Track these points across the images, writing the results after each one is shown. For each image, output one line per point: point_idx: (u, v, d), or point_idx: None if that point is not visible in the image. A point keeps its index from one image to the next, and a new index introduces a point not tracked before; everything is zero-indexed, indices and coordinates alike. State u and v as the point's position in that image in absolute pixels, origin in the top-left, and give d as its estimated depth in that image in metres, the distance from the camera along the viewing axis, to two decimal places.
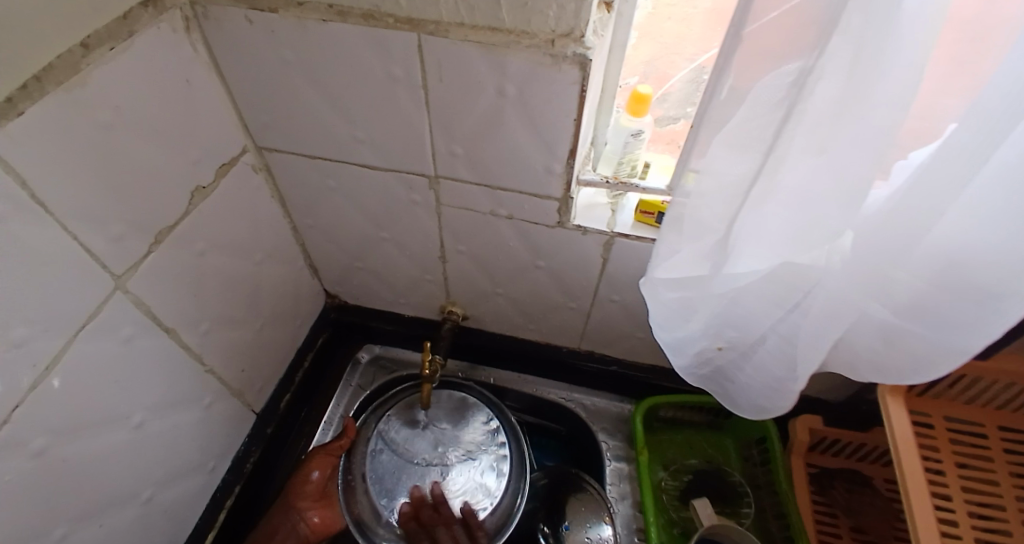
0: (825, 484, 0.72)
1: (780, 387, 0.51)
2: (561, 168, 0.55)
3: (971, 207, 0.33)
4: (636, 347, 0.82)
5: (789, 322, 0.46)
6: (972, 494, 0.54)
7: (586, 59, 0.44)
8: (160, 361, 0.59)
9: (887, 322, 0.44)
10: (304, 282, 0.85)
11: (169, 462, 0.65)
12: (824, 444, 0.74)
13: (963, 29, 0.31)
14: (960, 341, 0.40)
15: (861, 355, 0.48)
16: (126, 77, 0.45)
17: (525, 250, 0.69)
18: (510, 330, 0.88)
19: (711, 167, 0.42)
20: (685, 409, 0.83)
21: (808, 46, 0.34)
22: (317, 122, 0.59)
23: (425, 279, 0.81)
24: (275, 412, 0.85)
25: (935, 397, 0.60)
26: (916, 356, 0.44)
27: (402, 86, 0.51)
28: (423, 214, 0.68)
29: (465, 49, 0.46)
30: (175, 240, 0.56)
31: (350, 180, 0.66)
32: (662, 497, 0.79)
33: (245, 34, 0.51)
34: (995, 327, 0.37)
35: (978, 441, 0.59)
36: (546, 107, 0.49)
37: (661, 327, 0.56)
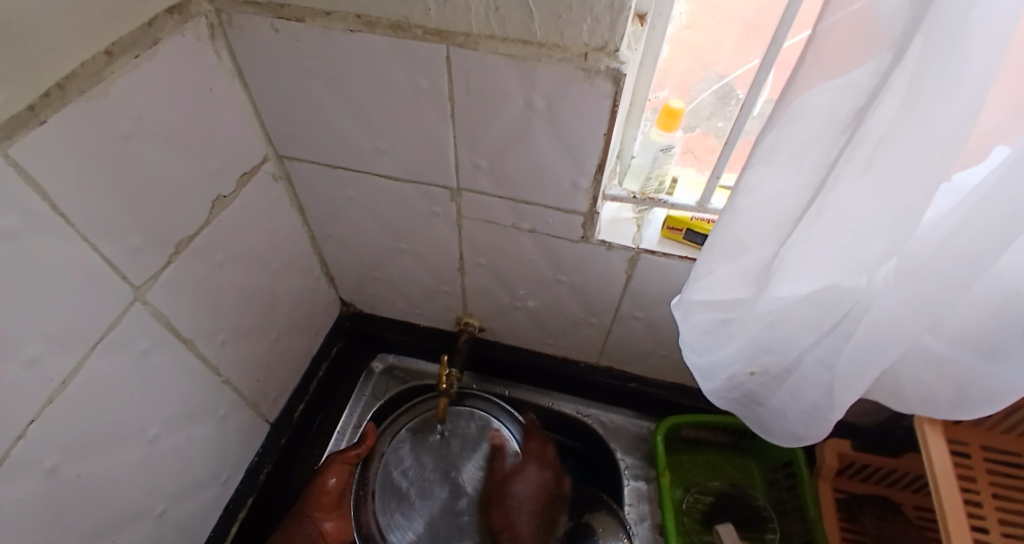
0: (854, 511, 0.69)
1: (815, 414, 0.49)
2: (588, 183, 0.53)
3: None
4: (657, 365, 0.80)
5: (827, 348, 0.44)
6: (1010, 528, 0.51)
7: (620, 73, 0.42)
8: (176, 373, 0.58)
9: (935, 350, 0.42)
10: (320, 291, 0.84)
11: (183, 475, 0.65)
12: (853, 470, 0.71)
13: None
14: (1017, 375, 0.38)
15: (905, 384, 0.46)
16: (149, 86, 0.45)
17: (547, 264, 0.67)
18: (527, 343, 0.86)
19: (749, 183, 0.39)
20: (708, 429, 0.80)
21: (870, 59, 0.29)
22: (339, 132, 0.58)
23: (443, 290, 0.80)
24: (289, 423, 0.84)
25: (974, 425, 0.57)
26: (965, 387, 0.42)
27: (427, 97, 0.50)
28: (444, 226, 0.67)
29: (494, 61, 0.45)
30: (194, 251, 0.56)
31: (370, 191, 0.65)
32: (682, 521, 0.77)
33: (272, 43, 0.51)
34: None
35: (1015, 473, 0.56)
36: (576, 121, 0.47)
37: (692, 349, 0.54)
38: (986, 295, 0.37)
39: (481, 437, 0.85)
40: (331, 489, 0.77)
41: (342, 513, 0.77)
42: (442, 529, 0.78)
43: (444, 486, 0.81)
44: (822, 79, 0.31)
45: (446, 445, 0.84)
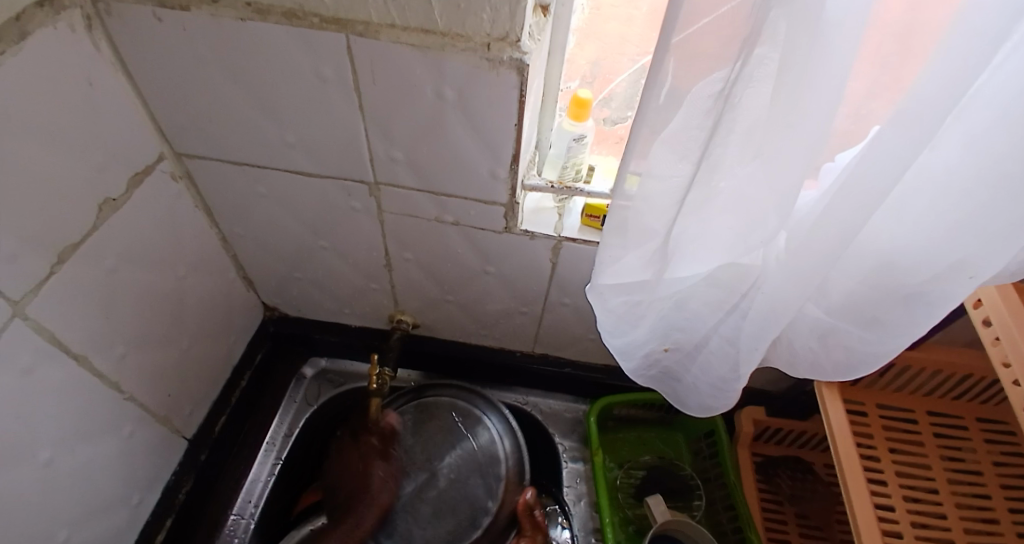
0: (770, 473, 0.75)
1: (724, 386, 0.53)
2: (505, 173, 0.54)
3: (897, 211, 0.35)
4: (588, 349, 0.83)
5: (731, 324, 0.47)
6: (905, 479, 0.57)
7: (523, 64, 0.42)
8: (68, 392, 0.53)
9: (822, 320, 0.46)
10: (237, 295, 0.80)
11: (87, 500, 0.60)
12: (767, 434, 0.77)
13: (888, 32, 0.31)
14: (890, 338, 0.43)
15: (800, 353, 0.50)
16: (17, 82, 0.40)
17: (473, 255, 0.67)
18: (462, 336, 0.86)
19: (653, 171, 0.39)
20: (638, 406, 0.84)
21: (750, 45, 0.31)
22: (242, 125, 0.55)
23: (371, 288, 0.78)
24: (210, 437, 0.80)
25: (868, 386, 0.63)
26: (851, 352, 0.46)
27: (333, 88, 0.48)
28: (365, 221, 0.65)
29: (398, 51, 0.44)
30: (82, 257, 0.51)
31: (283, 188, 0.62)
32: (617, 497, 0.80)
33: (154, 32, 0.47)
34: (922, 320, 0.40)
35: (909, 427, 0.62)
36: (488, 112, 0.47)
37: (608, 334, 0.55)
38: (859, 264, 0.40)
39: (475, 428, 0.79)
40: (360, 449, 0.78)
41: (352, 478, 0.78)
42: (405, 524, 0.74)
43: (421, 471, 0.76)
44: (711, 66, 0.33)
45: (433, 431, 0.79)
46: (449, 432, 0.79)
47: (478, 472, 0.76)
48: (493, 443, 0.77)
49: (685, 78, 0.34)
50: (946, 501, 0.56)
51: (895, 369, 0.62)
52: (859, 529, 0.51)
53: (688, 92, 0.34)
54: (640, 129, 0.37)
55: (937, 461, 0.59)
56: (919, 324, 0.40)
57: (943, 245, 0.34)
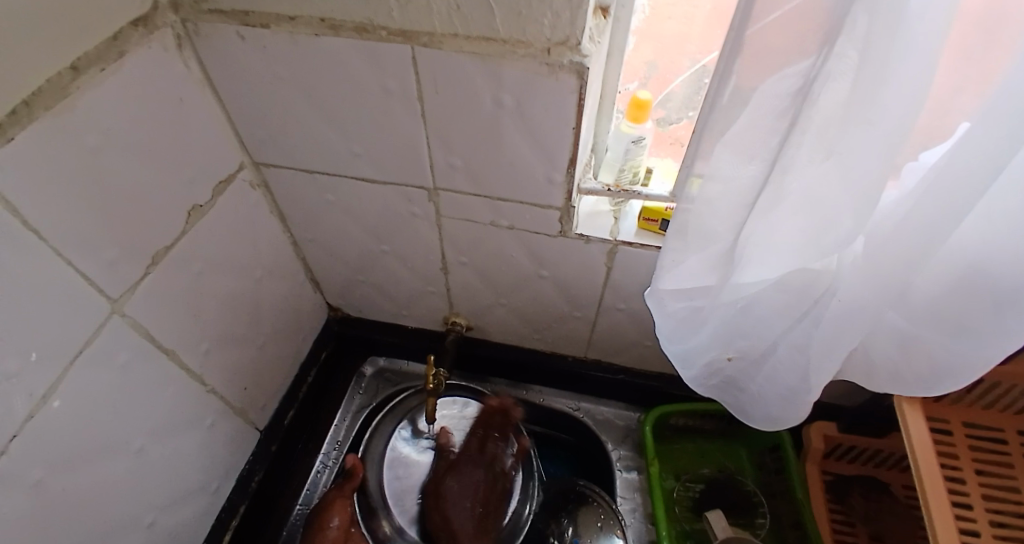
0: (842, 493, 0.70)
1: (792, 397, 0.50)
2: (562, 177, 0.53)
3: (990, 213, 0.32)
4: (644, 356, 0.81)
5: (801, 331, 0.45)
6: (993, 501, 0.52)
7: (584, 67, 0.42)
8: (158, 384, 0.58)
9: (905, 328, 0.43)
10: (306, 296, 0.84)
11: (172, 485, 0.65)
12: (840, 451, 0.72)
13: (976, 25, 0.27)
14: (981, 349, 0.39)
15: (882, 364, 0.47)
16: (116, 100, 0.45)
17: (527, 260, 0.68)
18: (514, 340, 0.87)
19: (716, 171, 0.38)
20: (697, 417, 0.80)
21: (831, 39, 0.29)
22: (315, 138, 0.58)
23: (428, 291, 0.80)
24: (279, 429, 0.84)
25: (953, 402, 0.58)
26: (936, 365, 0.43)
27: (395, 97, 0.50)
28: (424, 226, 0.67)
29: (460, 61, 0.45)
30: (172, 260, 0.56)
31: (350, 195, 0.65)
32: (673, 510, 0.76)
33: (239, 51, 0.51)
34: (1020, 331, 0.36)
35: (998, 448, 0.56)
36: (544, 117, 0.47)
37: (667, 338, 0.54)
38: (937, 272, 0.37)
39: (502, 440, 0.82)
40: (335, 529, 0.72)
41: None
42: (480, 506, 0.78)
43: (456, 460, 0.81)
44: (780, 65, 0.32)
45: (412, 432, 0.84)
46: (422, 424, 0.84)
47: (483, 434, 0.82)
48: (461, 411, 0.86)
49: (751, 78, 0.33)
50: None
51: (983, 385, 0.56)
52: None
53: (755, 92, 0.33)
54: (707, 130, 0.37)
55: None
56: (1012, 334, 0.36)
57: None
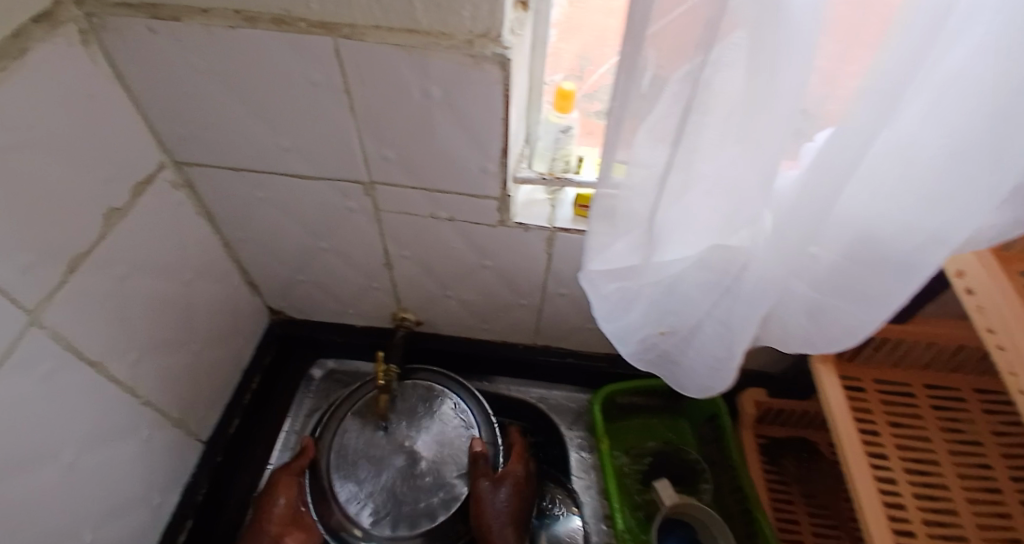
0: (775, 455, 0.76)
1: (719, 366, 0.54)
2: (496, 167, 0.54)
3: (873, 184, 0.36)
4: (589, 340, 0.84)
5: (724, 306, 0.48)
6: (907, 452, 0.58)
7: (505, 58, 0.43)
8: (87, 396, 0.55)
9: (812, 298, 0.46)
10: (244, 300, 0.82)
11: (109, 500, 0.62)
12: (772, 416, 0.77)
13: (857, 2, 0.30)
14: (875, 310, 0.43)
15: (794, 331, 0.50)
16: (19, 97, 0.42)
17: (469, 251, 0.68)
18: (463, 331, 0.87)
19: (637, 157, 0.41)
20: (641, 394, 0.83)
21: (728, 32, 0.31)
22: (241, 134, 0.57)
23: (373, 287, 0.79)
24: (224, 438, 0.81)
25: (865, 362, 0.63)
26: (842, 328, 0.47)
27: (322, 90, 0.50)
28: (362, 221, 0.66)
29: (384, 53, 0.45)
30: (92, 265, 0.53)
31: (283, 192, 0.64)
32: (625, 483, 0.80)
33: (151, 45, 0.48)
34: (902, 291, 0.40)
35: (908, 401, 0.62)
36: (473, 107, 0.48)
37: (604, 319, 0.56)
38: (830, 244, 0.41)
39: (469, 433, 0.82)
40: (281, 507, 0.74)
41: (298, 527, 0.75)
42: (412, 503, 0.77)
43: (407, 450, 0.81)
44: (686, 54, 0.34)
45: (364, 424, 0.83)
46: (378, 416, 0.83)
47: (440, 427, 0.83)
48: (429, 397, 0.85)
49: (669, 67, 0.35)
50: (948, 474, 0.57)
51: (889, 343, 0.61)
52: (863, 506, 0.52)
53: (667, 79, 0.35)
54: (626, 115, 0.39)
55: (938, 433, 0.60)
56: (898, 296, 0.41)
57: (918, 212, 0.35)
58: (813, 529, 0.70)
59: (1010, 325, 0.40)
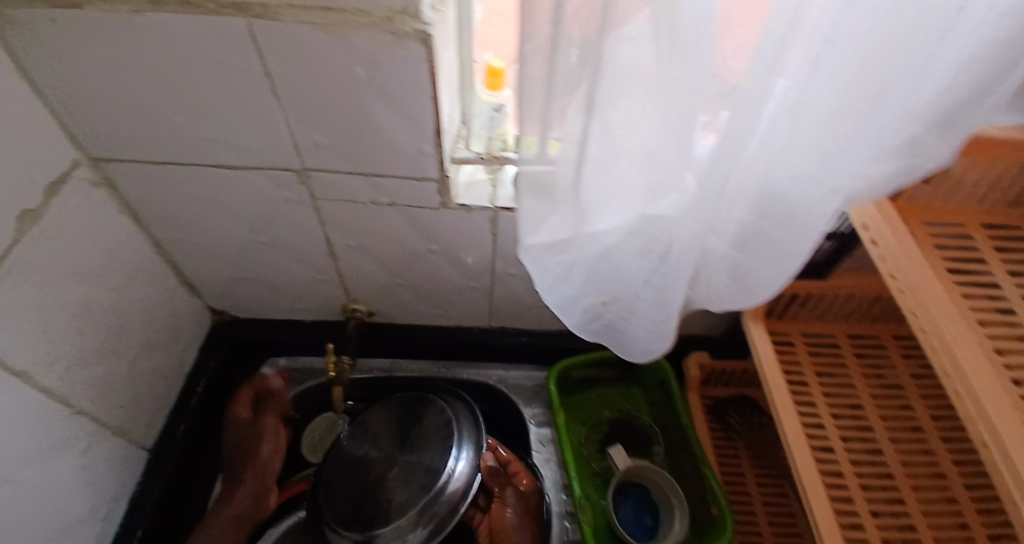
0: (721, 413, 0.80)
1: (658, 329, 0.57)
2: (431, 148, 0.54)
3: (772, 142, 0.38)
4: (541, 318, 0.85)
5: (660, 271, 0.50)
6: (834, 399, 0.62)
7: (427, 35, 0.43)
8: (14, 409, 0.52)
9: (732, 255, 0.49)
10: (182, 302, 0.78)
11: (50, 517, 0.59)
12: (715, 377, 0.81)
13: None
14: (785, 265, 0.46)
15: (720, 292, 0.53)
16: None
17: (415, 236, 0.68)
18: (417, 319, 0.87)
19: (564, 129, 0.42)
20: (594, 366, 0.86)
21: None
22: (160, 125, 0.54)
23: (319, 280, 0.78)
24: (172, 444, 0.78)
25: (792, 318, 0.68)
26: (758, 286, 0.50)
27: (241, 75, 0.48)
28: (300, 211, 0.64)
29: (304, 33, 0.44)
30: (9, 271, 0.50)
31: (214, 185, 0.61)
32: (583, 454, 0.82)
33: (49, 34, 0.45)
34: (805, 243, 0.43)
35: (834, 352, 0.67)
36: (401, 86, 0.48)
37: (547, 293, 0.58)
38: (741, 210, 0.44)
39: (445, 444, 0.75)
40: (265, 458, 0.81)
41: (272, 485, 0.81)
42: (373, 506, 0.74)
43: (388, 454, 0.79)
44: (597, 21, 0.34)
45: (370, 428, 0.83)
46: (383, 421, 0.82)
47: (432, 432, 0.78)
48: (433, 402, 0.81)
49: (587, 22, 0.35)
50: (872, 416, 0.61)
51: (813, 298, 0.66)
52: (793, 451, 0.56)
53: (584, 49, 0.36)
54: (551, 89, 0.40)
55: (861, 379, 0.64)
56: (804, 247, 0.44)
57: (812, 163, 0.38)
58: (757, 479, 0.74)
59: (907, 270, 0.44)
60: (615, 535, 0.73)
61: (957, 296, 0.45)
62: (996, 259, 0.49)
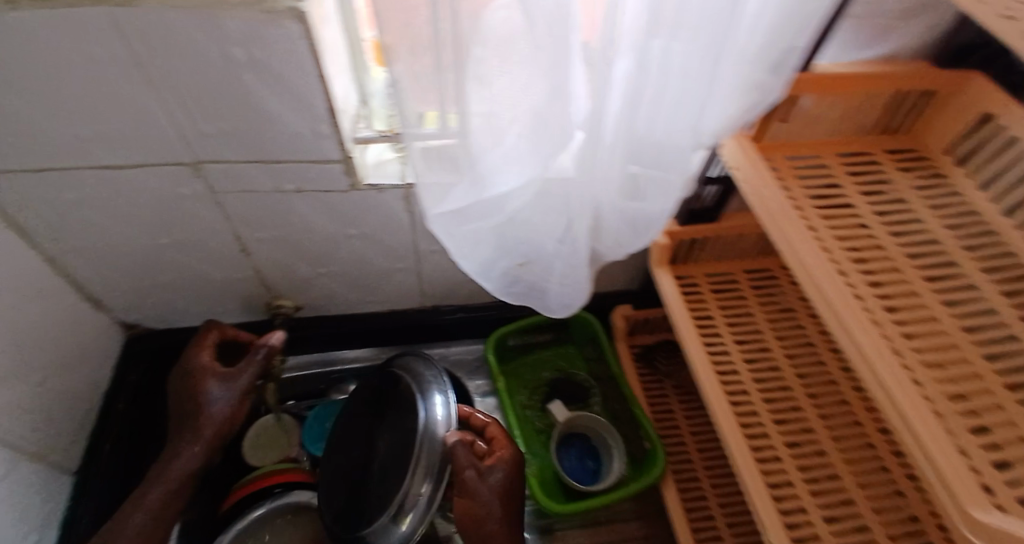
0: (649, 359, 0.86)
1: (569, 281, 0.61)
2: (328, 128, 0.54)
3: (635, 96, 0.41)
4: (473, 291, 0.87)
5: (564, 224, 0.55)
6: (737, 327, 0.69)
7: (302, 11, 0.43)
8: None
9: (620, 204, 0.53)
10: (88, 319, 0.74)
11: None
12: (640, 326, 0.86)
13: None
14: (663, 198, 0.52)
15: (618, 236, 0.57)
16: None
17: (329, 221, 0.68)
18: (348, 307, 0.87)
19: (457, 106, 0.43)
20: (527, 331, 0.89)
21: None
22: (27, 129, 0.51)
23: (236, 278, 0.76)
24: (99, 464, 0.76)
25: (696, 262, 0.75)
26: (646, 222, 0.55)
27: (109, 69, 0.46)
28: (202, 207, 0.63)
29: (169, 17, 0.42)
30: None
31: (102, 189, 0.58)
32: (526, 415, 0.86)
33: None
34: (675, 179, 0.49)
35: (734, 287, 0.74)
36: (285, 65, 0.47)
37: (464, 262, 0.60)
38: (618, 156, 0.47)
39: (414, 406, 0.68)
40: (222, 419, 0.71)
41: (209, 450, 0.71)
42: (362, 500, 0.66)
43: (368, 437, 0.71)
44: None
45: (352, 416, 0.76)
46: (365, 406, 0.75)
47: (404, 403, 0.70)
48: (404, 373, 0.73)
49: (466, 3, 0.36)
50: (770, 339, 0.68)
51: (712, 242, 0.72)
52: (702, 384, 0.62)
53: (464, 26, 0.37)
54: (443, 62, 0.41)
55: (759, 308, 0.71)
56: (673, 182, 0.50)
57: (668, 107, 0.42)
58: (685, 412, 0.81)
59: (767, 202, 0.50)
60: (563, 485, 0.78)
61: (816, 220, 0.51)
62: (851, 184, 0.56)
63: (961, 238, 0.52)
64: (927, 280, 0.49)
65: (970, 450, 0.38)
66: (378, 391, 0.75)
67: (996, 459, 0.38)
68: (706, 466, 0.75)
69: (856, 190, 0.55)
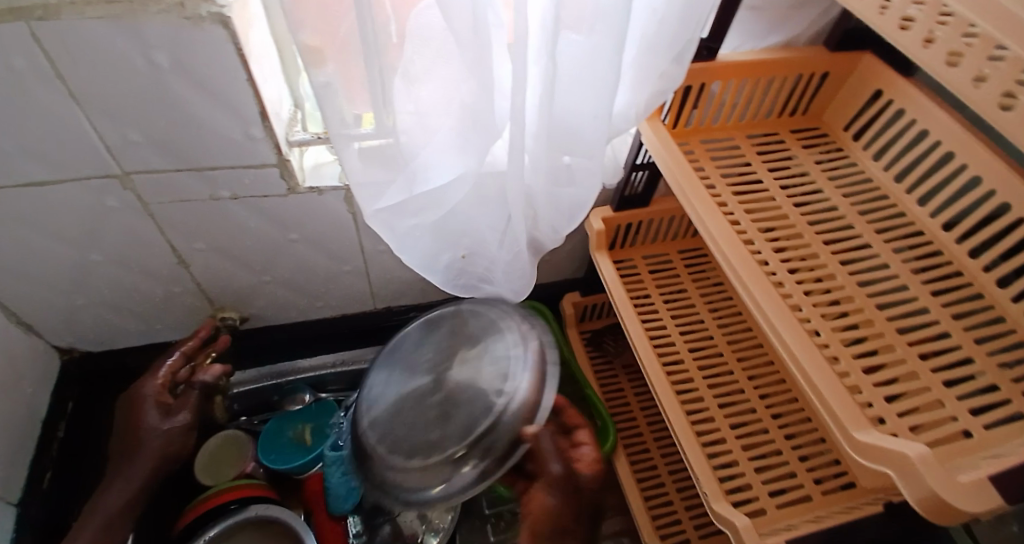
0: (599, 342, 0.90)
1: (511, 268, 0.64)
2: (260, 132, 0.55)
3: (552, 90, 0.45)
4: (425, 290, 0.89)
5: (500, 214, 0.58)
6: (673, 304, 0.74)
7: (225, 16, 0.43)
8: None
9: (550, 192, 0.56)
10: (19, 345, 0.71)
11: None
12: (588, 312, 0.90)
13: None
14: (587, 183, 0.55)
15: (550, 223, 0.61)
16: None
17: (270, 226, 0.68)
18: (299, 315, 0.86)
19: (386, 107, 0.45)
20: None
21: None
22: None
23: (176, 292, 0.74)
24: (37, 495, 0.73)
25: (633, 245, 0.80)
26: (575, 206, 0.58)
27: (29, 81, 0.45)
28: (135, 218, 0.62)
29: (91, 26, 0.42)
30: None
31: (26, 206, 0.57)
32: None
33: None
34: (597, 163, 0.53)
35: (668, 266, 0.79)
36: (215, 70, 0.48)
37: (409, 257, 0.61)
38: (544, 148, 0.51)
39: (505, 353, 0.51)
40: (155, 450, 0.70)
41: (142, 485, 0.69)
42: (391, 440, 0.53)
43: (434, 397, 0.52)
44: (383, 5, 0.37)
45: (402, 369, 0.58)
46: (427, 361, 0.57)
47: (493, 361, 0.51)
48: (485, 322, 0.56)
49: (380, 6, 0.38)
50: (703, 313, 0.73)
51: (645, 225, 0.77)
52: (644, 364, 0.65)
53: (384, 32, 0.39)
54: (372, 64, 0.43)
55: (692, 285, 0.77)
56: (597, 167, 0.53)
57: (583, 98, 0.46)
58: (634, 389, 0.85)
59: (682, 183, 0.54)
60: None
61: (728, 198, 0.57)
62: (759, 163, 0.62)
63: (858, 209, 0.58)
64: (849, 272, 0.53)
65: (862, 387, 0.43)
66: (446, 344, 0.56)
67: (884, 393, 0.43)
68: (655, 437, 0.79)
69: (765, 170, 0.61)
